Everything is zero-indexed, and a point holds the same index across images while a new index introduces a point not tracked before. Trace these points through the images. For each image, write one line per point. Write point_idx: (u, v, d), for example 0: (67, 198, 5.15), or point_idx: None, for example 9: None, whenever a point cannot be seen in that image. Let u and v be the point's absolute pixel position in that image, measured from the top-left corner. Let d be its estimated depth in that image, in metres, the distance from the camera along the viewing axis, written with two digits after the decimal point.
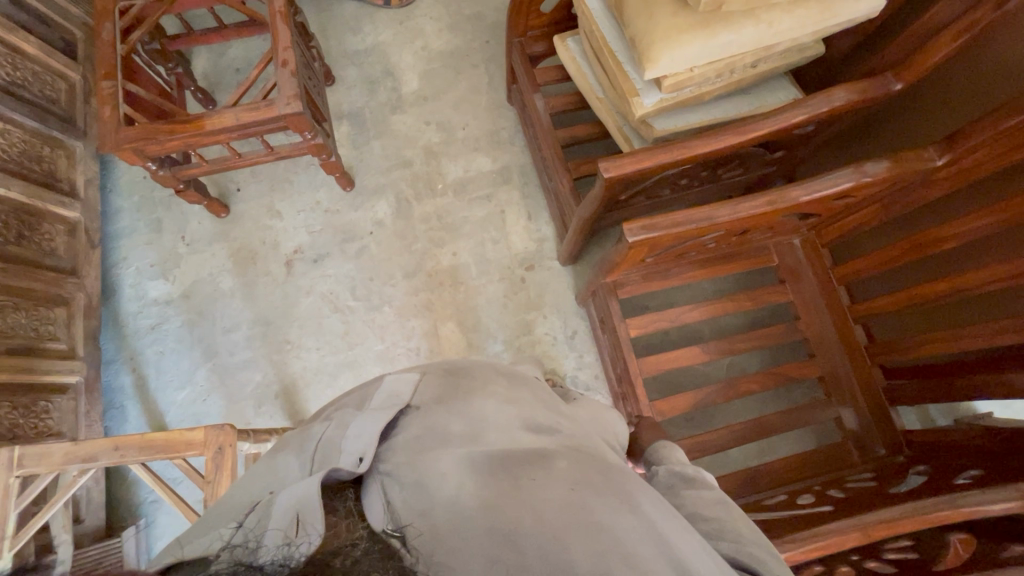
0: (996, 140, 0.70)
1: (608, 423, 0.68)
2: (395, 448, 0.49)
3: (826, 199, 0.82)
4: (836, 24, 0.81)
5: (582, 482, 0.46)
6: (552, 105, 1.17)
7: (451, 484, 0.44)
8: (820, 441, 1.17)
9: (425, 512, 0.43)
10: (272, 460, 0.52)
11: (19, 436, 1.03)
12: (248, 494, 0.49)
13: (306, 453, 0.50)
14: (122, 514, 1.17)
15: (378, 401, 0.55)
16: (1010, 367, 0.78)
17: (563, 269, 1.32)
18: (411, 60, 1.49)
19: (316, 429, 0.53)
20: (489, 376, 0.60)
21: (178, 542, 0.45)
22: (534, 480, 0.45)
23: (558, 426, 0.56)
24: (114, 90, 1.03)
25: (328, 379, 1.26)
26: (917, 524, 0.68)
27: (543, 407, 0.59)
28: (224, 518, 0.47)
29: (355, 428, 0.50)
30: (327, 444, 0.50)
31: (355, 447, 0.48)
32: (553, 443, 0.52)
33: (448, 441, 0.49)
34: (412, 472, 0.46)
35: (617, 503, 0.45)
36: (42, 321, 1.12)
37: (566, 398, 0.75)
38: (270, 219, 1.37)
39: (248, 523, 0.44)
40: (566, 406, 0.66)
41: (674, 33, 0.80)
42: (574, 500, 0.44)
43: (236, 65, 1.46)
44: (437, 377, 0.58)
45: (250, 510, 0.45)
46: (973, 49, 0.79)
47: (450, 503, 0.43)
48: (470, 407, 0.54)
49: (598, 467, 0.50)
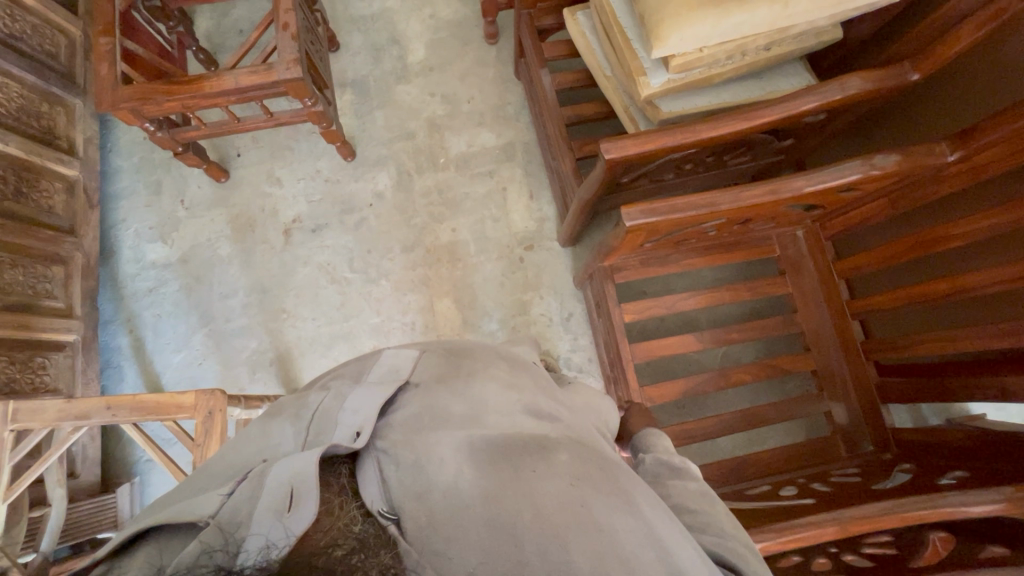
0: (1009, 140, 0.68)
1: (600, 411, 0.67)
2: (394, 426, 0.48)
3: (831, 190, 0.79)
4: (856, 7, 0.78)
5: (583, 477, 0.46)
6: (559, 81, 1.14)
7: (450, 469, 0.44)
8: (809, 433, 1.17)
9: (422, 495, 0.42)
10: (267, 424, 0.51)
11: (16, 391, 1.05)
12: (234, 460, 0.48)
13: (301, 422, 0.50)
14: (118, 471, 1.20)
15: (377, 375, 0.54)
16: (1007, 371, 0.78)
17: (563, 250, 1.31)
18: (418, 28, 1.45)
19: (313, 398, 0.52)
20: (490, 359, 0.60)
21: (168, 501, 0.46)
22: (534, 472, 0.45)
23: (559, 414, 0.56)
24: (112, 46, 1.01)
25: (322, 350, 1.27)
26: (893, 521, 0.68)
27: (544, 394, 0.58)
28: (212, 484, 0.46)
29: (354, 400, 0.49)
30: (323, 415, 0.49)
31: (353, 422, 0.47)
32: (554, 432, 0.51)
33: (448, 422, 0.49)
34: (411, 452, 0.45)
35: (618, 503, 0.45)
36: (40, 279, 1.12)
37: (560, 381, 0.74)
38: (270, 185, 1.36)
39: (239, 492, 0.41)
40: (562, 391, 0.66)
41: (685, 10, 0.78)
42: (576, 497, 0.44)
43: (239, 26, 1.43)
44: (437, 356, 0.58)
45: (242, 479, 0.43)
46: (995, 43, 0.76)
47: (448, 489, 0.43)
48: (471, 390, 0.53)
49: (599, 461, 0.49)
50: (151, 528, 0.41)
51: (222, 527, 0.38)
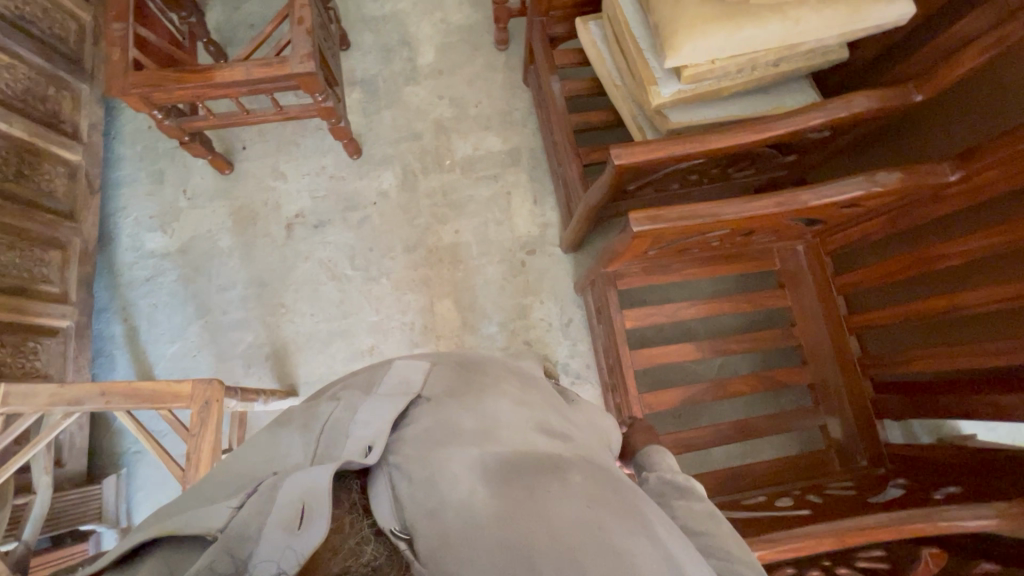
0: (1008, 163, 0.70)
1: (603, 430, 0.66)
2: (406, 439, 0.47)
3: (834, 206, 0.81)
4: (864, 28, 0.80)
5: (598, 499, 0.45)
6: (568, 88, 1.15)
7: (463, 487, 0.43)
8: (802, 447, 1.18)
9: (434, 512, 0.41)
10: (275, 433, 0.51)
11: (5, 374, 1.03)
12: (242, 470, 0.48)
13: (311, 433, 0.49)
14: (105, 462, 1.18)
15: (388, 386, 0.54)
16: (1001, 389, 0.79)
17: (566, 256, 1.31)
18: (429, 32, 1.46)
19: (324, 408, 0.52)
20: (501, 375, 0.60)
21: (173, 509, 0.45)
22: (549, 492, 0.44)
23: (569, 434, 0.56)
24: (125, 32, 1.01)
25: (319, 346, 1.26)
26: (890, 534, 0.69)
27: (554, 413, 0.59)
28: (221, 495, 0.45)
29: (364, 412, 0.49)
30: (334, 426, 0.49)
31: (363, 436, 0.46)
32: (567, 453, 0.51)
33: (460, 438, 0.48)
34: (423, 467, 0.44)
35: (633, 525, 0.44)
36: (36, 263, 1.11)
37: (566, 396, 0.72)
38: (274, 180, 1.35)
39: (249, 505, 0.41)
40: (570, 409, 0.66)
41: (698, 22, 0.79)
42: (592, 519, 0.43)
43: (250, 21, 1.44)
44: (449, 369, 0.58)
45: (252, 491, 0.43)
46: (994, 70, 0.78)
47: (462, 507, 0.41)
48: (482, 405, 0.53)
49: (612, 483, 0.49)
50: (154, 538, 0.40)
51: (230, 541, 0.38)
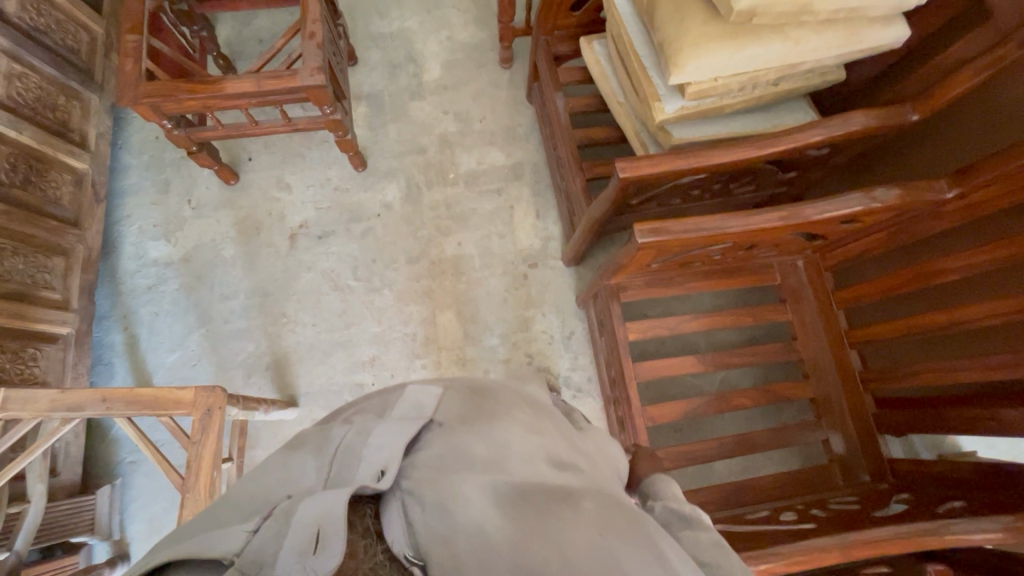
0: (1003, 180, 0.72)
1: (611, 458, 0.66)
2: (417, 465, 0.47)
3: (835, 221, 0.82)
4: (861, 49, 0.83)
5: (609, 525, 0.45)
6: (572, 104, 1.17)
7: (475, 512, 0.43)
8: (804, 462, 1.18)
9: (447, 538, 0.41)
10: (288, 458, 0.50)
11: (3, 380, 1.02)
12: (255, 493, 0.47)
13: (324, 456, 0.49)
14: (99, 472, 1.16)
15: (400, 411, 0.53)
16: (1003, 403, 0.79)
17: (568, 269, 1.32)
18: (435, 49, 1.49)
19: (336, 432, 0.51)
20: (511, 402, 0.60)
21: (184, 534, 0.44)
22: (561, 519, 0.44)
23: (579, 463, 0.55)
24: (138, 44, 1.03)
25: (320, 356, 1.26)
26: (897, 548, 0.68)
27: (564, 441, 0.58)
28: (236, 518, 0.44)
29: (377, 437, 0.48)
30: (346, 450, 0.48)
31: (377, 459, 0.46)
32: (577, 482, 0.51)
33: (471, 466, 0.48)
34: (435, 492, 0.44)
35: (645, 554, 0.44)
36: (39, 269, 1.11)
37: (574, 421, 0.72)
38: (279, 191, 1.36)
39: (265, 529, 0.41)
40: (578, 436, 0.66)
41: (703, 40, 0.81)
42: (604, 547, 0.43)
43: (259, 36, 1.47)
44: (460, 395, 0.58)
45: (267, 515, 0.43)
46: (987, 91, 0.81)
47: (475, 532, 0.41)
48: (493, 433, 0.53)
49: (623, 510, 0.49)
50: (166, 562, 0.40)
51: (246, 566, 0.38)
